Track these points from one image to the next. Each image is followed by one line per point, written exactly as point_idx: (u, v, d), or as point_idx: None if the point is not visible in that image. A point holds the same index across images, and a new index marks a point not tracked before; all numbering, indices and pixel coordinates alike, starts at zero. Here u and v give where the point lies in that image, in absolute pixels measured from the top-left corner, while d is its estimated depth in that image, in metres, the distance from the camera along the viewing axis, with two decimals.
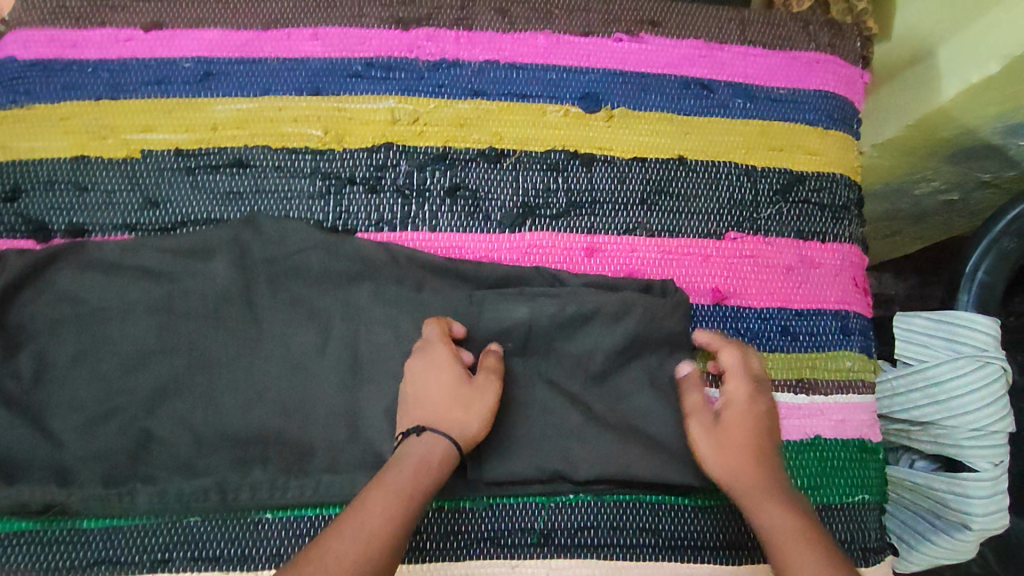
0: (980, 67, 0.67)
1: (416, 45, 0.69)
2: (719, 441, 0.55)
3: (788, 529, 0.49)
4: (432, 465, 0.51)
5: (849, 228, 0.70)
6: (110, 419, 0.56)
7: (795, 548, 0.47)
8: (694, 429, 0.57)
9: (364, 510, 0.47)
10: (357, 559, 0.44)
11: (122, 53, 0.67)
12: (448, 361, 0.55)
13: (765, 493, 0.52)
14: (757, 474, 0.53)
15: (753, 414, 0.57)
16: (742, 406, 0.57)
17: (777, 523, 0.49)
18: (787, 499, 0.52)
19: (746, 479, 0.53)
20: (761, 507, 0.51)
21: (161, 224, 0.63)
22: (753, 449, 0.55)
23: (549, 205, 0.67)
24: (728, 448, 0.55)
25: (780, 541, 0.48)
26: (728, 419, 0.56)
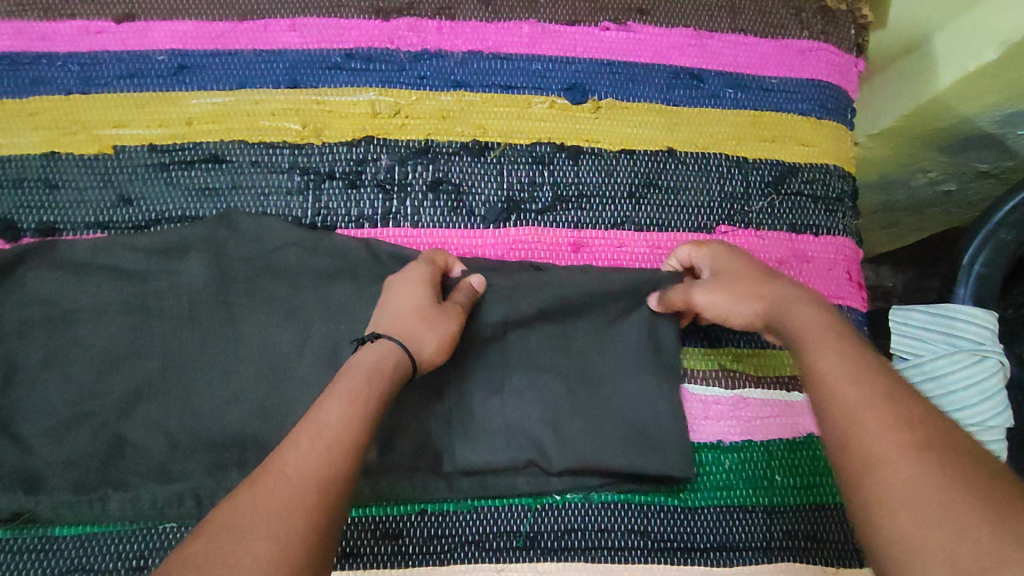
0: (977, 53, 0.65)
1: (397, 35, 0.67)
2: (721, 286, 0.54)
3: (813, 325, 0.47)
4: (385, 369, 0.47)
5: (843, 220, 0.68)
6: (81, 424, 0.55)
7: (818, 339, 0.46)
8: (698, 292, 0.55)
9: (320, 417, 0.43)
10: (318, 470, 0.39)
11: (92, 45, 0.65)
12: (424, 278, 0.55)
13: (782, 306, 0.50)
14: (771, 293, 0.51)
15: (746, 257, 0.56)
16: (733, 254, 0.57)
17: (803, 322, 0.48)
18: (805, 302, 0.50)
19: (760, 301, 0.52)
20: (783, 317, 0.49)
21: (134, 222, 0.62)
22: (756, 279, 0.53)
23: (535, 199, 0.65)
24: (732, 288, 0.53)
25: (806, 337, 0.46)
26: (723, 268, 0.56)
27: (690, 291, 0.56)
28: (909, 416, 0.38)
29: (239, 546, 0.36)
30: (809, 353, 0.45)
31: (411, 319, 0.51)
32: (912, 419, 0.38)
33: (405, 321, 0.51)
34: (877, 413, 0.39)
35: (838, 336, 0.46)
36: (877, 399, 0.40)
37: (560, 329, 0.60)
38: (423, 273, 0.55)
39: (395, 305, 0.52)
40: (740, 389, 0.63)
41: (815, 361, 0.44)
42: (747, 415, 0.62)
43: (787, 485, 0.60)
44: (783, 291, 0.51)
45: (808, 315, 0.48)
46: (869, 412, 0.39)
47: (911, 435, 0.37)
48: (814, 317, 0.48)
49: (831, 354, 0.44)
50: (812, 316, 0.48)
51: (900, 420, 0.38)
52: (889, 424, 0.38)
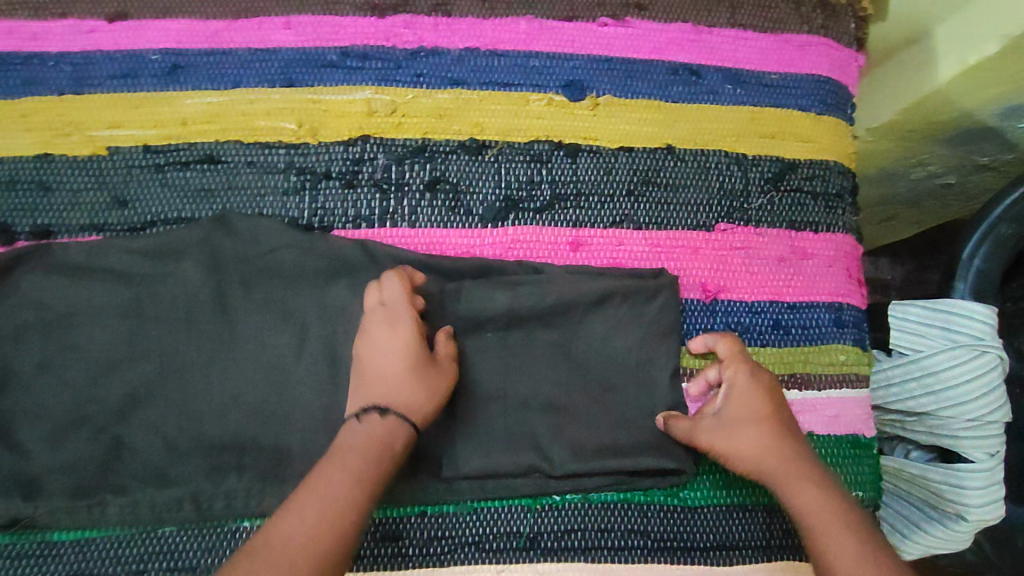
0: (977, 47, 0.65)
1: (393, 32, 0.66)
2: (729, 433, 0.55)
3: (820, 508, 0.50)
4: (382, 446, 0.50)
5: (843, 217, 0.68)
6: (79, 428, 0.55)
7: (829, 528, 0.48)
8: (705, 437, 0.56)
9: (323, 483, 0.47)
10: (312, 541, 0.44)
11: (85, 45, 0.64)
12: (406, 332, 0.55)
13: (790, 477, 0.52)
14: (781, 457, 0.53)
15: (763, 399, 0.56)
16: (748, 388, 0.57)
17: (807, 504, 0.50)
18: (812, 473, 0.52)
19: (768, 460, 0.53)
20: (790, 489, 0.52)
21: (129, 224, 0.61)
22: (767, 432, 0.55)
23: (533, 198, 0.65)
24: (741, 438, 0.55)
25: (815, 524, 0.49)
26: (732, 409, 0.56)
27: (696, 427, 0.57)
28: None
29: None
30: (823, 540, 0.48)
31: (405, 385, 0.53)
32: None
33: (400, 388, 0.53)
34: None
35: (848, 520, 0.49)
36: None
37: (558, 329, 0.60)
38: (402, 316, 0.55)
39: (382, 374, 0.53)
40: None
41: (830, 551, 0.47)
42: None
43: None
44: (792, 455, 0.53)
45: (816, 495, 0.50)
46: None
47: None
48: (821, 497, 0.50)
49: (844, 545, 0.47)
50: (818, 494, 0.51)
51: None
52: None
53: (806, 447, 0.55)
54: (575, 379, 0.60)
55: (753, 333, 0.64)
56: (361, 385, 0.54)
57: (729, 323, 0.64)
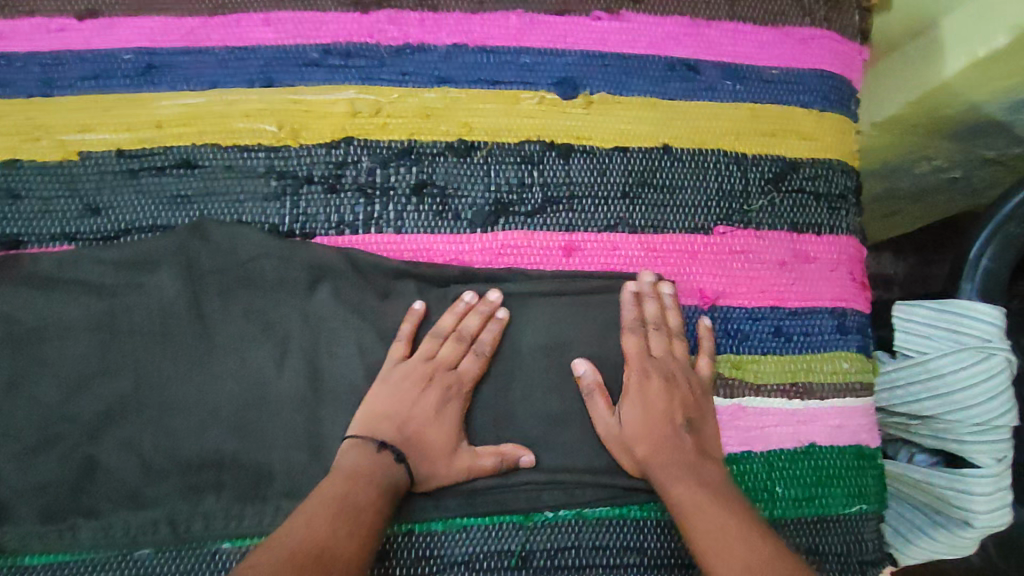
0: (986, 39, 0.62)
1: (377, 28, 0.63)
2: (621, 441, 0.55)
3: (696, 500, 0.50)
4: (374, 476, 0.51)
5: (847, 218, 0.66)
6: (51, 447, 0.53)
7: (699, 520, 0.49)
8: (601, 428, 0.56)
9: (359, 458, 0.52)
10: (348, 496, 0.49)
11: (54, 44, 0.61)
12: (458, 414, 0.55)
13: (669, 475, 0.53)
14: (660, 458, 0.54)
15: (656, 399, 0.56)
16: (642, 391, 0.56)
17: (682, 498, 0.51)
18: (686, 469, 0.53)
19: (653, 461, 0.54)
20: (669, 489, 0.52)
21: (101, 232, 0.59)
22: (653, 439, 0.54)
23: (524, 201, 0.62)
24: (630, 446, 0.55)
25: (687, 517, 0.50)
26: (628, 412, 0.55)
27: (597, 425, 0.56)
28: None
29: (300, 532, 0.46)
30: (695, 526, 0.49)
31: (428, 459, 0.54)
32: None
33: (424, 457, 0.54)
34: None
35: (721, 509, 0.49)
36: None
37: (548, 339, 0.59)
38: (462, 390, 0.56)
39: (417, 433, 0.54)
40: (739, 398, 0.61)
41: (699, 543, 0.48)
42: (746, 424, 0.60)
43: (788, 497, 0.59)
44: (676, 457, 0.53)
45: (692, 488, 0.51)
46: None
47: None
48: (696, 490, 0.51)
49: (713, 533, 0.48)
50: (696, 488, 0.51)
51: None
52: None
53: (696, 441, 0.55)
54: (565, 389, 0.58)
55: (753, 341, 0.62)
56: (391, 420, 0.54)
57: (729, 331, 0.62)
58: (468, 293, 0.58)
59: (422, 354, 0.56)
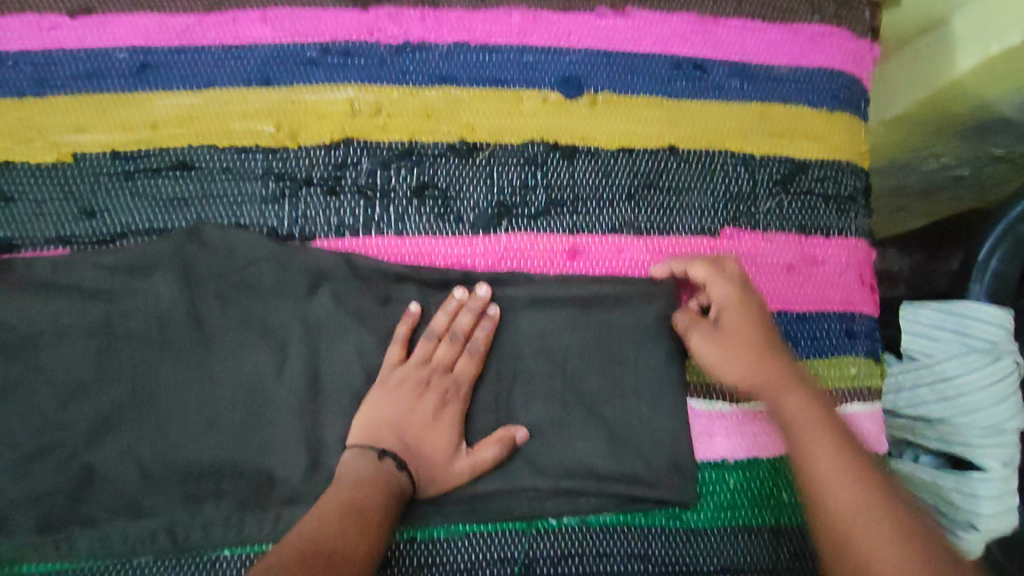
0: (999, 37, 0.61)
1: (377, 26, 0.62)
2: (726, 347, 0.55)
3: (813, 421, 0.50)
4: (376, 482, 0.50)
5: (855, 220, 0.65)
6: (48, 455, 0.52)
7: (814, 435, 0.49)
8: (697, 339, 0.56)
9: (360, 465, 0.51)
10: (353, 500, 0.48)
11: (47, 42, 0.60)
12: (456, 417, 0.54)
13: (784, 388, 0.52)
14: (768, 370, 0.53)
15: (755, 315, 0.55)
16: (735, 308, 0.55)
17: (792, 415, 0.51)
18: (805, 387, 0.53)
19: (768, 373, 0.53)
20: (785, 402, 0.51)
21: (97, 236, 0.57)
22: (763, 351, 0.54)
23: (527, 204, 0.61)
24: (738, 351, 0.54)
25: (796, 429, 0.50)
26: (728, 322, 0.55)
27: (692, 331, 0.57)
28: (904, 532, 0.43)
29: (310, 536, 0.45)
30: (814, 445, 0.48)
31: (430, 465, 0.53)
32: (912, 538, 0.43)
33: (425, 463, 0.53)
34: (876, 529, 0.44)
35: (837, 435, 0.49)
36: (875, 515, 0.44)
37: (551, 343, 0.58)
38: (460, 392, 0.55)
39: (417, 440, 0.53)
40: (748, 404, 0.60)
41: (813, 460, 0.48)
42: (753, 431, 0.59)
43: (796, 504, 0.58)
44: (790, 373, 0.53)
45: (809, 407, 0.51)
46: (868, 526, 0.44)
47: (909, 554, 0.42)
48: (814, 411, 0.51)
49: (833, 458, 0.47)
50: (815, 409, 0.51)
51: (898, 540, 0.43)
52: (887, 539, 0.43)
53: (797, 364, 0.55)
54: (568, 395, 0.57)
55: None
56: (389, 428, 0.53)
57: None
58: (457, 290, 0.57)
59: (415, 359, 0.55)
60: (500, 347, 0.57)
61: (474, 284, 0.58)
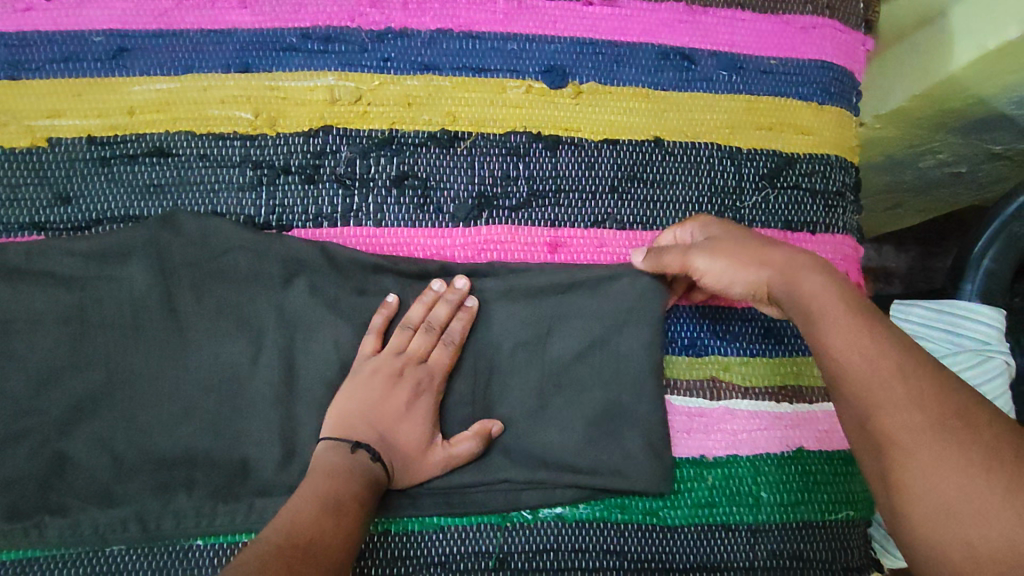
0: (998, 31, 0.59)
1: (359, 12, 0.61)
2: (728, 249, 0.49)
3: (828, 295, 0.43)
4: (352, 472, 0.49)
5: (843, 216, 0.64)
6: (19, 442, 0.52)
7: (830, 312, 0.42)
8: (699, 254, 0.50)
9: (336, 456, 0.50)
10: (332, 488, 0.47)
11: (22, 25, 0.59)
12: (429, 409, 0.54)
13: (796, 269, 0.46)
14: (779, 255, 0.47)
15: (746, 230, 0.51)
16: (721, 229, 0.52)
17: (811, 291, 0.44)
18: (824, 269, 0.46)
19: (773, 258, 0.47)
20: (796, 281, 0.45)
21: (72, 222, 0.57)
22: (763, 243, 0.49)
23: (508, 195, 0.60)
24: (741, 251, 0.49)
25: (813, 307, 0.43)
26: (720, 236, 0.51)
27: (687, 256, 0.51)
28: (923, 394, 0.38)
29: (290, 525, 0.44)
30: (821, 322, 0.42)
31: (403, 457, 0.52)
32: (927, 397, 0.37)
33: (400, 456, 0.52)
34: (889, 395, 0.38)
35: (852, 305, 0.42)
36: (892, 380, 0.38)
37: (531, 337, 0.57)
38: (434, 384, 0.54)
39: (392, 431, 0.52)
40: (726, 401, 0.59)
41: (827, 336, 0.42)
42: (732, 428, 0.59)
43: (774, 503, 0.57)
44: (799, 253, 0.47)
45: (824, 282, 0.44)
46: (881, 393, 0.38)
47: (927, 416, 0.37)
48: (829, 283, 0.44)
49: (845, 329, 0.41)
50: (829, 282, 0.44)
51: (914, 404, 0.37)
52: (901, 405, 0.38)
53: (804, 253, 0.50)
54: (546, 389, 0.56)
55: (741, 341, 0.60)
56: (363, 418, 0.52)
57: (718, 331, 0.60)
58: (436, 282, 0.56)
59: (390, 349, 0.54)
60: (478, 340, 0.57)
61: (453, 276, 0.57)
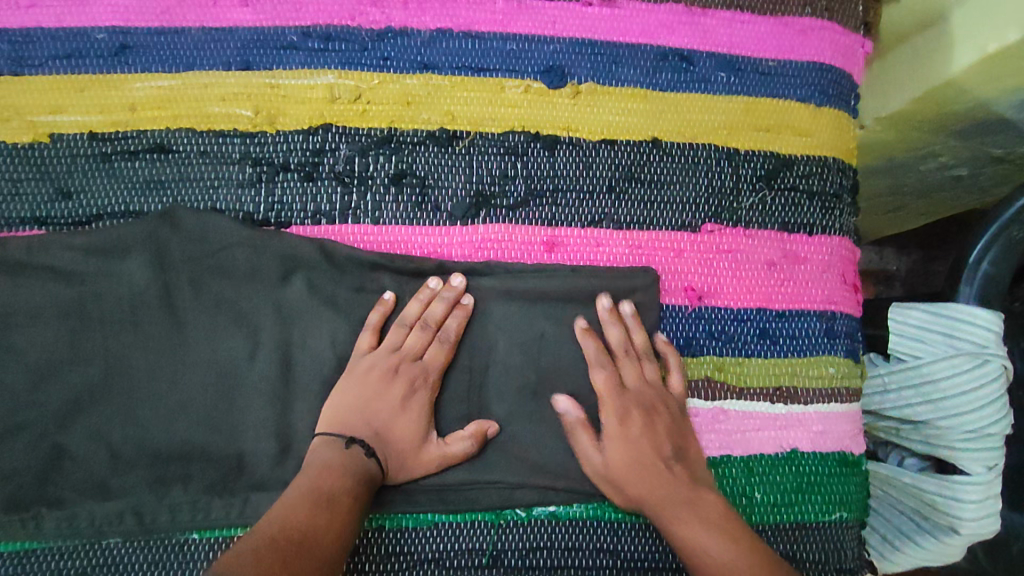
0: (998, 33, 0.59)
1: (359, 11, 0.61)
2: (618, 471, 0.54)
3: (702, 537, 0.50)
4: (346, 468, 0.49)
5: (840, 219, 0.64)
6: (18, 435, 0.52)
7: (713, 553, 0.49)
8: (590, 463, 0.55)
9: (332, 451, 0.50)
10: (326, 484, 0.48)
11: (24, 21, 0.59)
12: (425, 406, 0.54)
13: (668, 513, 0.52)
14: (656, 493, 0.53)
15: (636, 437, 0.55)
16: (621, 432, 0.55)
17: (687, 539, 0.50)
18: (688, 502, 0.52)
19: (650, 496, 0.53)
20: (671, 530, 0.51)
21: (73, 217, 0.57)
22: (647, 468, 0.54)
23: (506, 194, 0.60)
24: (630, 478, 0.54)
25: (692, 557, 0.50)
26: (614, 451, 0.54)
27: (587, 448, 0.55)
28: None
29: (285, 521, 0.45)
30: (694, 554, 0.50)
31: (398, 453, 0.53)
32: None
33: (394, 452, 0.53)
34: None
35: (727, 538, 0.49)
36: None
37: (527, 335, 0.57)
38: (429, 381, 0.55)
39: (386, 427, 0.53)
40: (719, 401, 0.59)
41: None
42: (726, 428, 0.59)
43: (768, 504, 0.58)
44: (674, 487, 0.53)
45: (694, 528, 0.50)
46: None
47: None
48: (698, 529, 0.50)
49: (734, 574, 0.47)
50: (695, 524, 0.51)
51: None
52: None
53: (688, 472, 0.54)
54: (541, 387, 0.57)
55: (737, 342, 0.60)
56: (358, 415, 0.53)
57: (713, 333, 0.60)
58: (433, 280, 0.56)
59: (386, 346, 0.55)
60: (474, 338, 0.57)
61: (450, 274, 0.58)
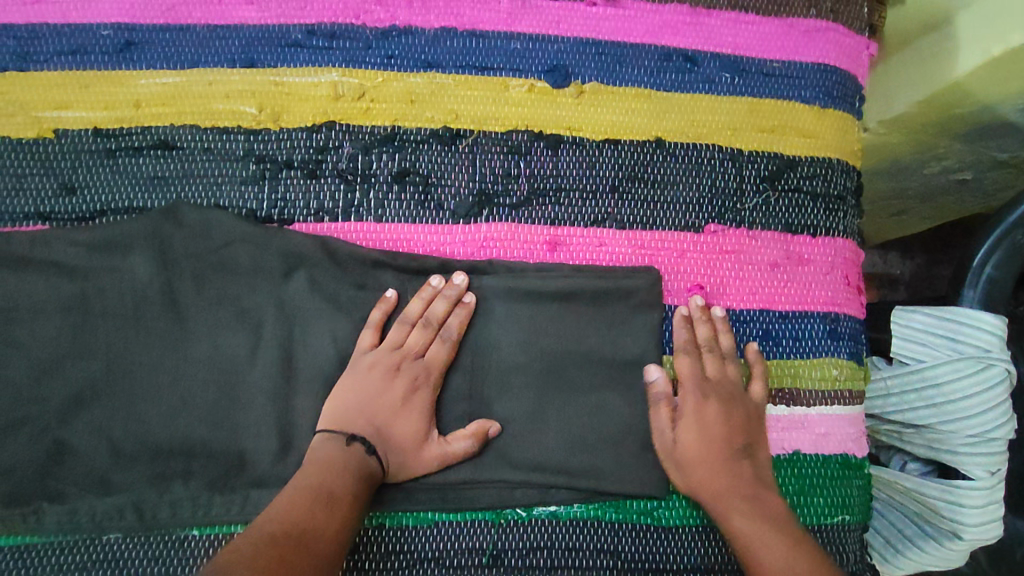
0: (1004, 36, 0.59)
1: (363, 9, 0.61)
2: (687, 455, 0.54)
3: (760, 531, 0.51)
4: (346, 464, 0.49)
5: (844, 220, 0.63)
6: (20, 429, 0.52)
7: (769, 546, 0.50)
8: (661, 441, 0.55)
9: (333, 448, 0.50)
10: (325, 481, 0.48)
11: (31, 17, 0.60)
12: (426, 404, 0.54)
13: (727, 502, 0.53)
14: (720, 481, 0.53)
15: (710, 425, 0.55)
16: (697, 417, 0.55)
17: (742, 529, 0.51)
18: (754, 497, 0.53)
19: (713, 484, 0.53)
20: (727, 519, 0.52)
21: (77, 212, 0.58)
22: (719, 457, 0.54)
23: (509, 193, 0.60)
24: (697, 463, 0.54)
25: (746, 545, 0.51)
26: (685, 434, 0.55)
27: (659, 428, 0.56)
28: None
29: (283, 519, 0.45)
30: (753, 547, 0.50)
31: (398, 451, 0.52)
32: None
33: (395, 450, 0.52)
34: None
35: (785, 536, 0.50)
36: None
37: (529, 335, 0.57)
38: (430, 379, 0.55)
39: (387, 425, 0.53)
40: None
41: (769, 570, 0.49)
42: None
43: None
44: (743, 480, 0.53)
45: (751, 521, 0.51)
46: None
47: None
48: (755, 522, 0.51)
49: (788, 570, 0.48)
50: (753, 519, 0.51)
51: None
52: None
53: (757, 472, 0.54)
54: (542, 387, 0.56)
55: (739, 343, 0.60)
56: (358, 412, 0.53)
57: None
58: (435, 278, 0.56)
59: (388, 344, 0.55)
60: (476, 336, 0.57)
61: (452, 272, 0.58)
